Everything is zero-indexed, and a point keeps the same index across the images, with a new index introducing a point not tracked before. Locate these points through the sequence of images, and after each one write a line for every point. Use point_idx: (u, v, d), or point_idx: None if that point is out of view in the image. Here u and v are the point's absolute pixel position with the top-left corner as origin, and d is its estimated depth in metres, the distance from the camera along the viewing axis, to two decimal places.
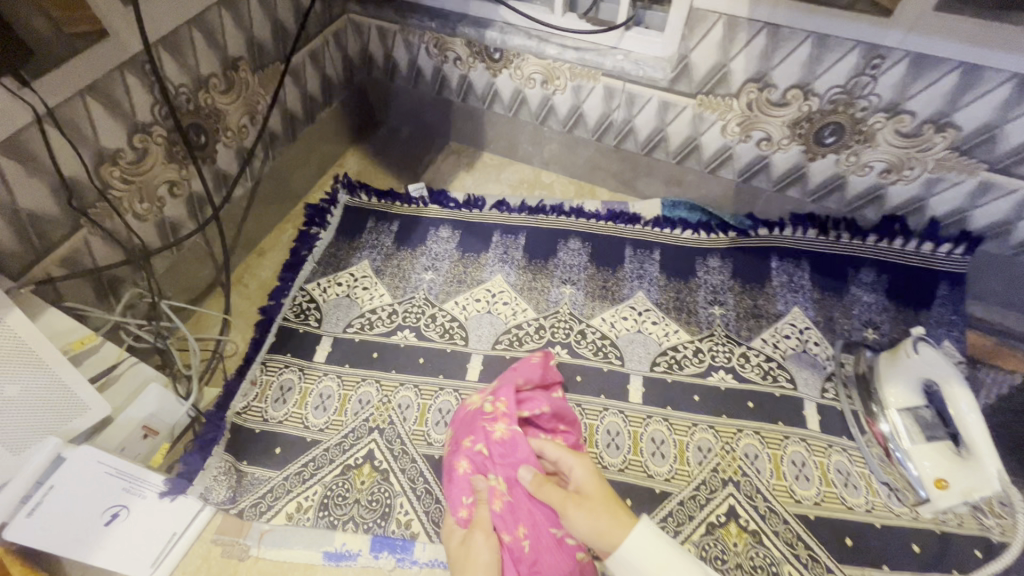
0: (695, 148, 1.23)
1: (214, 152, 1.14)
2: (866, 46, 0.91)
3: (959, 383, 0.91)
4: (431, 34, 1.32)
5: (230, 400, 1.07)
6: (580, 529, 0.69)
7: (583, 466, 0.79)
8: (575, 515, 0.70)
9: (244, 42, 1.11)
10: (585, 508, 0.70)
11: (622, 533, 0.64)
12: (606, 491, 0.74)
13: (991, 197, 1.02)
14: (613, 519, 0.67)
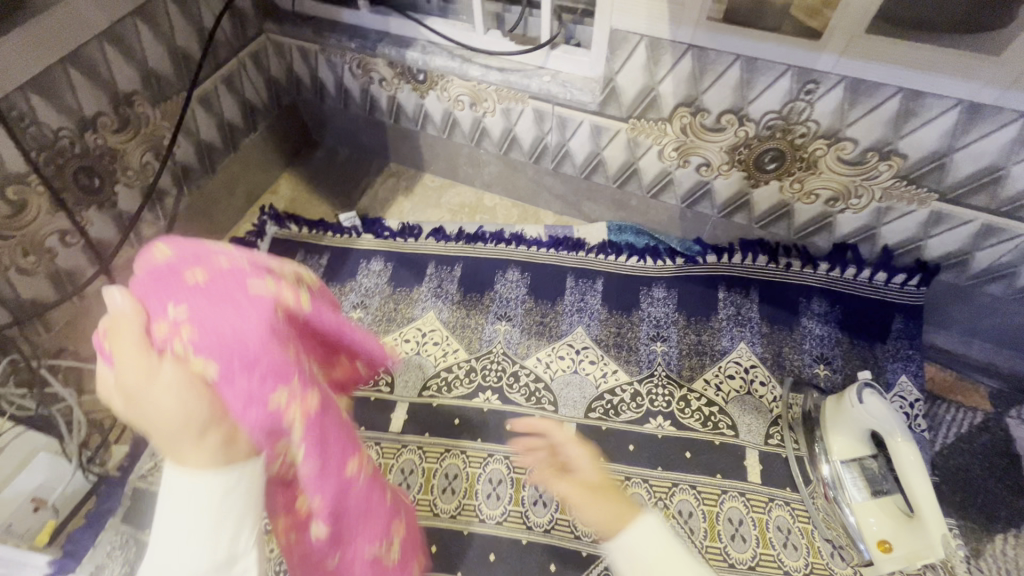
0: (634, 173, 1.14)
1: (113, 194, 1.06)
2: (797, 70, 0.82)
3: (905, 439, 0.85)
4: (353, 54, 1.22)
5: (135, 462, 1.00)
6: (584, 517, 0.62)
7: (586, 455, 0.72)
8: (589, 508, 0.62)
9: (137, 74, 1.01)
10: (590, 503, 0.63)
11: (632, 518, 0.59)
12: (608, 480, 0.69)
13: (945, 227, 0.94)
14: (617, 503, 0.62)
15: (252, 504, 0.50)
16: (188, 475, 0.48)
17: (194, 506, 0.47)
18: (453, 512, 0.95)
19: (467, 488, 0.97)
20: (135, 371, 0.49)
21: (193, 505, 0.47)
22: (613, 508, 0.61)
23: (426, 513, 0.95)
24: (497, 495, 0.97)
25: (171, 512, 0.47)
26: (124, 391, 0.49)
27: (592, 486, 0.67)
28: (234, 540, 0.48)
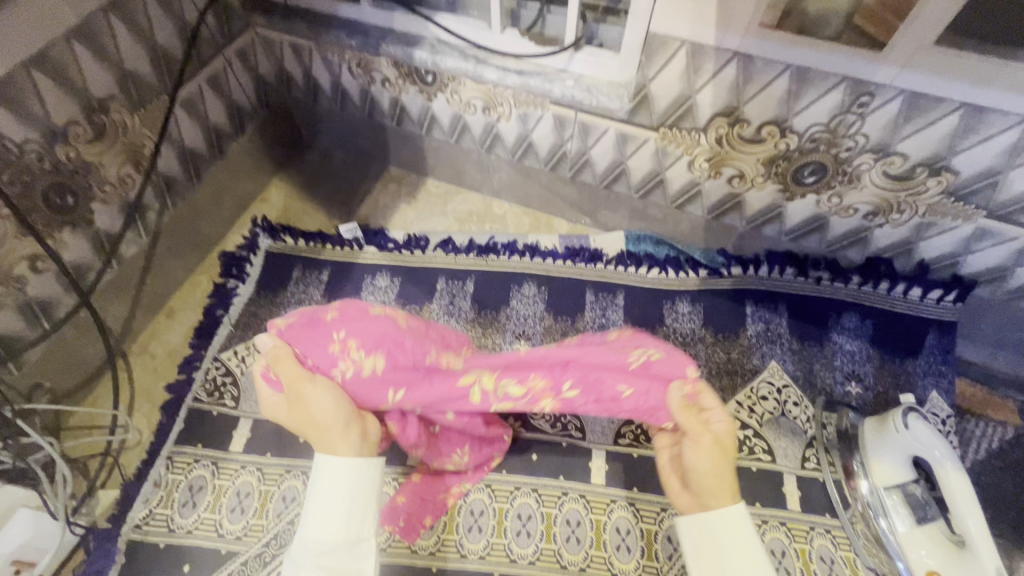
0: (660, 183, 1.08)
1: (90, 212, 0.95)
2: (853, 82, 0.77)
3: (953, 467, 0.82)
4: (352, 53, 1.12)
5: (128, 510, 0.91)
6: (693, 459, 0.65)
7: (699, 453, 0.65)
8: (697, 456, 0.65)
9: (114, 78, 0.90)
10: (699, 462, 0.65)
11: (719, 505, 0.61)
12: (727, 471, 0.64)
13: (988, 243, 0.92)
14: (720, 483, 0.63)
15: (375, 492, 0.61)
16: (337, 459, 0.60)
17: (336, 487, 0.59)
18: (481, 552, 0.89)
19: (495, 524, 0.91)
20: (316, 399, 0.64)
21: (339, 482, 0.59)
22: (709, 485, 0.63)
23: (453, 554, 0.89)
24: (528, 532, 0.91)
25: (324, 486, 0.59)
26: (303, 418, 0.64)
27: (699, 478, 0.64)
28: (362, 519, 0.59)
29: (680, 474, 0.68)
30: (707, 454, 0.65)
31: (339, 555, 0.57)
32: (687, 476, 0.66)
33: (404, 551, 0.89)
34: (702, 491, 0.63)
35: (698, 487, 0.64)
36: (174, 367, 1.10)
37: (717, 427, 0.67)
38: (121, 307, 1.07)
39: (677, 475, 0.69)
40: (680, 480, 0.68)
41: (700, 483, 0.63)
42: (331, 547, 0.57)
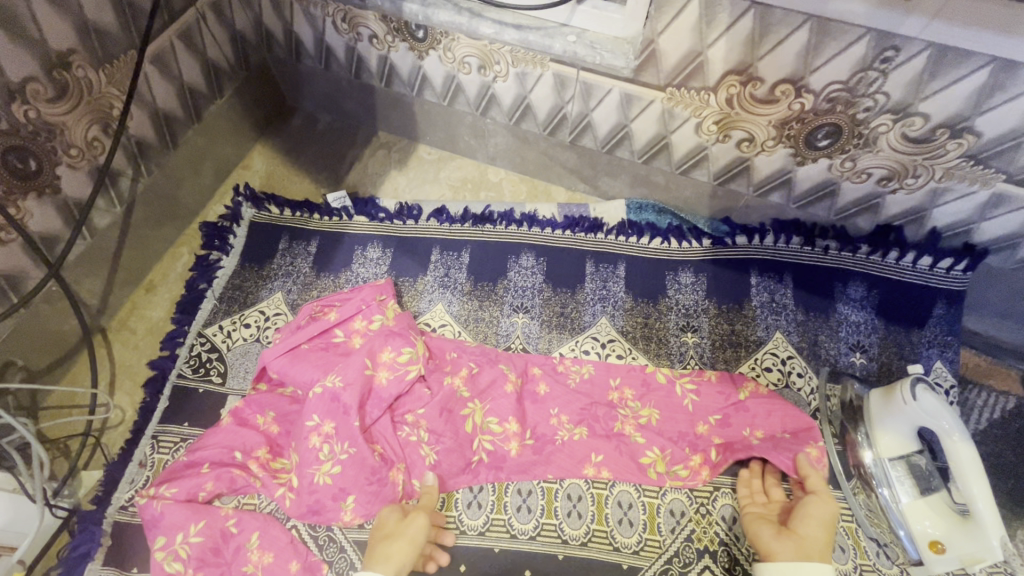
0: (664, 148, 1.03)
1: (56, 178, 0.88)
2: (878, 34, 0.71)
3: (962, 439, 0.79)
4: (337, 5, 1.04)
5: (115, 491, 0.89)
6: (815, 510, 0.80)
7: (821, 510, 0.80)
8: (816, 512, 0.80)
9: (75, 30, 0.82)
10: (809, 519, 0.79)
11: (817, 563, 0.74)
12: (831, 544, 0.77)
13: (1003, 210, 0.89)
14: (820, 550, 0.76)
15: None
16: None
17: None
18: (480, 528, 0.88)
19: (495, 501, 0.90)
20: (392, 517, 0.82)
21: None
22: (812, 546, 0.76)
23: (453, 531, 0.88)
24: (528, 508, 0.89)
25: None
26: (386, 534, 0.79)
27: (807, 530, 0.78)
28: None
29: (770, 525, 0.81)
30: (820, 521, 0.79)
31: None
32: (792, 528, 0.79)
33: None
34: (807, 547, 0.76)
35: (799, 532, 0.78)
36: (157, 344, 1.06)
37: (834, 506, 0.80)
38: (98, 280, 1.02)
39: (768, 521, 0.82)
40: (775, 531, 0.79)
41: (795, 543, 0.76)
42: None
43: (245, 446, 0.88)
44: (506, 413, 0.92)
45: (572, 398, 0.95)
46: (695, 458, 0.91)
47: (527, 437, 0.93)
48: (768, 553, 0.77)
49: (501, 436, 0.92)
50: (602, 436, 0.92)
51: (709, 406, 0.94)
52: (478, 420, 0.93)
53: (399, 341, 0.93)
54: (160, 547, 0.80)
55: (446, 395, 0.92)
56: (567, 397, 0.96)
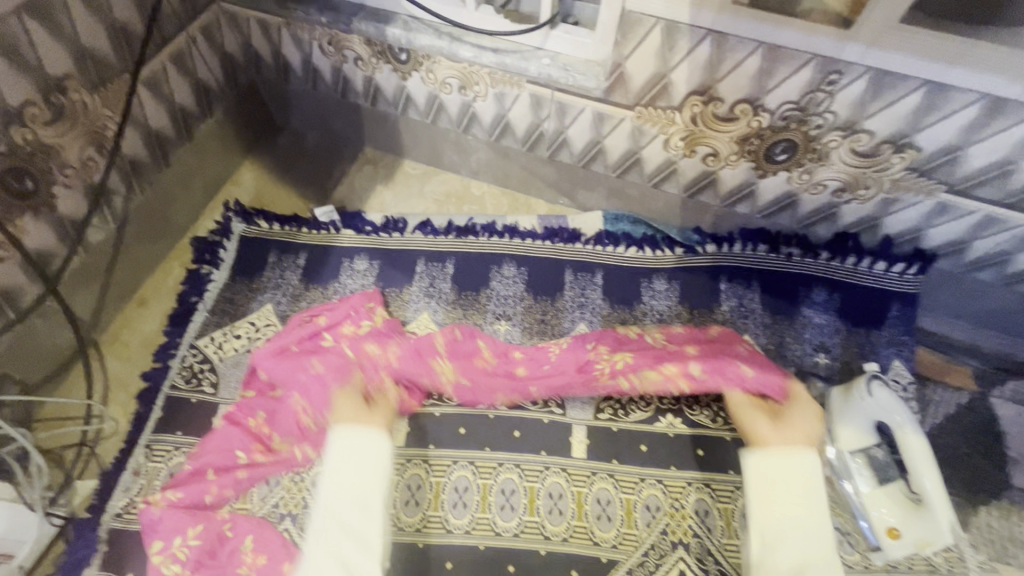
0: (636, 162, 1.09)
1: (52, 197, 0.92)
2: (822, 59, 0.78)
3: (913, 431, 0.87)
4: (323, 30, 1.09)
5: (110, 499, 0.91)
6: (806, 419, 0.91)
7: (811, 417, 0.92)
8: (803, 417, 0.92)
9: (72, 56, 0.86)
10: (799, 418, 0.92)
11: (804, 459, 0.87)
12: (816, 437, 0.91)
13: (948, 217, 0.96)
14: (803, 439, 0.89)
15: None
16: None
17: (353, 449, 0.87)
18: (466, 527, 0.92)
19: (479, 500, 0.93)
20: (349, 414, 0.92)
21: (369, 460, 0.86)
22: (799, 436, 0.89)
23: (439, 530, 0.91)
24: (511, 506, 0.93)
25: (338, 451, 0.86)
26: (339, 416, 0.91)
27: (792, 424, 0.91)
28: None
29: (765, 418, 0.93)
30: (810, 420, 0.92)
31: (323, 516, 0.82)
32: (781, 422, 0.92)
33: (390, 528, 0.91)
34: (794, 436, 0.89)
35: (788, 424, 0.91)
36: (149, 356, 1.09)
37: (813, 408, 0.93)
38: (91, 296, 1.05)
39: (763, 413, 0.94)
40: (771, 424, 0.91)
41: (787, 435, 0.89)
42: (332, 541, 0.80)
43: (242, 443, 0.93)
44: (478, 371, 1.01)
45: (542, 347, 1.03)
46: (672, 367, 0.98)
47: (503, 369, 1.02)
48: (757, 441, 0.90)
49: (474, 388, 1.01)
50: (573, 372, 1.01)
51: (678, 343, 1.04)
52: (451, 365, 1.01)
53: (386, 338, 1.02)
54: (156, 552, 0.84)
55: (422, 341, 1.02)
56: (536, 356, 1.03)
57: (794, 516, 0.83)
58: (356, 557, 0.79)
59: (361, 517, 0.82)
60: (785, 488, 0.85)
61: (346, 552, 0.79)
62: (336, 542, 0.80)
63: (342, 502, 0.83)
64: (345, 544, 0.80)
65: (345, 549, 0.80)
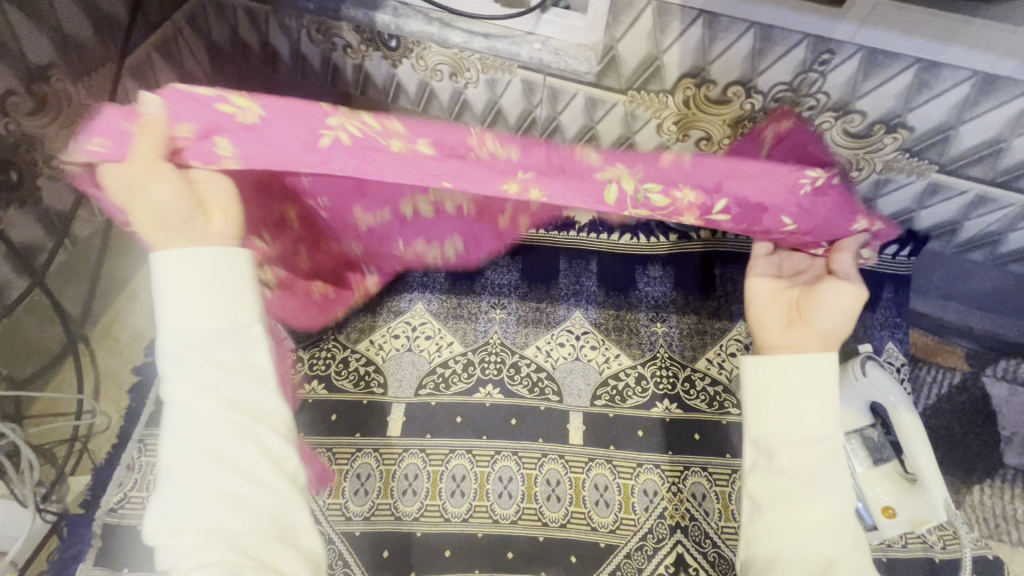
0: (629, 148, 1.09)
1: (37, 189, 0.90)
2: (814, 39, 0.78)
3: (907, 410, 0.87)
4: (311, 17, 1.07)
5: (103, 494, 0.90)
6: (835, 302, 0.71)
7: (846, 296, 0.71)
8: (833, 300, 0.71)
9: (53, 45, 0.84)
10: (824, 309, 0.72)
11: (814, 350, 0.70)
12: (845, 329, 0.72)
13: (940, 198, 0.96)
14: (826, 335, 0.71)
15: None
16: None
17: (194, 277, 0.61)
18: (464, 515, 0.91)
19: (477, 488, 0.93)
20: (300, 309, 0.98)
21: (209, 265, 0.61)
22: (812, 336, 0.71)
23: (437, 518, 0.91)
24: (509, 493, 0.93)
25: (175, 283, 0.60)
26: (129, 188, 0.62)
27: (813, 312, 0.72)
28: None
29: (782, 315, 0.76)
30: (841, 305, 0.71)
31: (182, 432, 0.59)
32: (802, 318, 0.73)
33: (388, 518, 0.91)
34: (805, 339, 0.71)
35: (811, 323, 0.72)
36: (141, 350, 1.08)
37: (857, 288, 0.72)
38: (79, 289, 1.03)
39: (785, 305, 0.77)
40: (783, 323, 0.75)
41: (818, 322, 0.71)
42: (197, 377, 0.59)
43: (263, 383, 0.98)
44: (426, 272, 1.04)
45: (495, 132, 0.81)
46: (688, 198, 0.73)
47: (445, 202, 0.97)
48: (765, 342, 0.74)
49: (379, 130, 0.68)
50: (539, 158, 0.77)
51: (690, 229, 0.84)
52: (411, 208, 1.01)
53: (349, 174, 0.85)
54: None
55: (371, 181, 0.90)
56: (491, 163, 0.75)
57: (799, 516, 0.63)
58: (252, 419, 0.61)
59: (229, 343, 0.61)
60: (796, 380, 0.68)
61: (239, 416, 0.60)
62: (210, 377, 0.60)
63: (207, 342, 0.60)
64: (231, 379, 0.61)
65: (223, 440, 0.59)
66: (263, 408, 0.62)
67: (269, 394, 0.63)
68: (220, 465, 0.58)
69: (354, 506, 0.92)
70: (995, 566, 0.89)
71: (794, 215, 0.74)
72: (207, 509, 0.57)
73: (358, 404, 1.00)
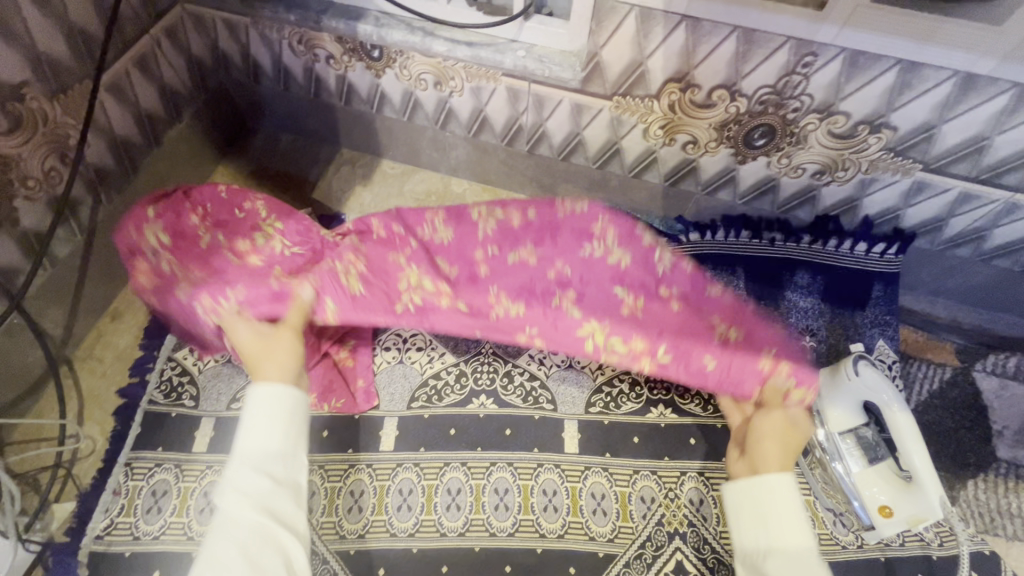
0: (616, 153, 1.08)
1: (14, 210, 0.88)
2: (796, 42, 0.78)
3: (900, 409, 0.88)
4: (292, 28, 1.06)
5: (89, 521, 0.88)
6: (765, 423, 0.84)
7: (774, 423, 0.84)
8: (765, 423, 0.84)
9: (28, 63, 0.82)
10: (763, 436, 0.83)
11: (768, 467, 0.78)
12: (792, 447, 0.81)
13: (925, 196, 0.96)
14: (779, 452, 0.80)
15: None
16: None
17: (273, 401, 0.73)
18: (460, 529, 0.90)
19: (473, 501, 0.92)
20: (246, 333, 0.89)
21: (285, 395, 0.74)
22: (763, 457, 0.80)
23: (432, 533, 0.90)
24: (505, 506, 0.92)
25: (259, 402, 0.72)
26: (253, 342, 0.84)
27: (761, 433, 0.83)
28: None
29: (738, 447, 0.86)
30: (773, 429, 0.83)
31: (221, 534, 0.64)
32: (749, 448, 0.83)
33: (382, 535, 0.90)
34: (756, 460, 0.80)
35: (753, 455, 0.81)
36: (125, 371, 1.06)
37: (783, 414, 0.84)
38: (61, 310, 1.01)
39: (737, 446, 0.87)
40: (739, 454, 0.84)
41: (767, 454, 0.80)
42: (249, 486, 0.66)
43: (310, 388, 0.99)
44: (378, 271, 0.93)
45: (521, 274, 0.92)
46: (640, 341, 0.88)
47: (461, 305, 0.92)
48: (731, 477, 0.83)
49: (432, 292, 0.92)
50: (539, 312, 0.90)
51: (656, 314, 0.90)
52: (412, 279, 0.92)
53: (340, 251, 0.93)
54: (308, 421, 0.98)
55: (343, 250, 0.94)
56: (519, 321, 0.92)
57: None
58: (282, 531, 0.66)
59: (284, 460, 0.70)
60: (768, 504, 0.75)
61: (273, 526, 0.65)
62: (260, 487, 0.66)
63: (269, 454, 0.69)
64: (276, 493, 0.67)
65: (253, 541, 0.64)
66: (291, 522, 0.68)
67: (300, 511, 0.69)
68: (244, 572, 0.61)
69: (348, 525, 0.91)
70: (993, 562, 0.89)
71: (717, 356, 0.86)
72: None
73: (349, 420, 0.99)
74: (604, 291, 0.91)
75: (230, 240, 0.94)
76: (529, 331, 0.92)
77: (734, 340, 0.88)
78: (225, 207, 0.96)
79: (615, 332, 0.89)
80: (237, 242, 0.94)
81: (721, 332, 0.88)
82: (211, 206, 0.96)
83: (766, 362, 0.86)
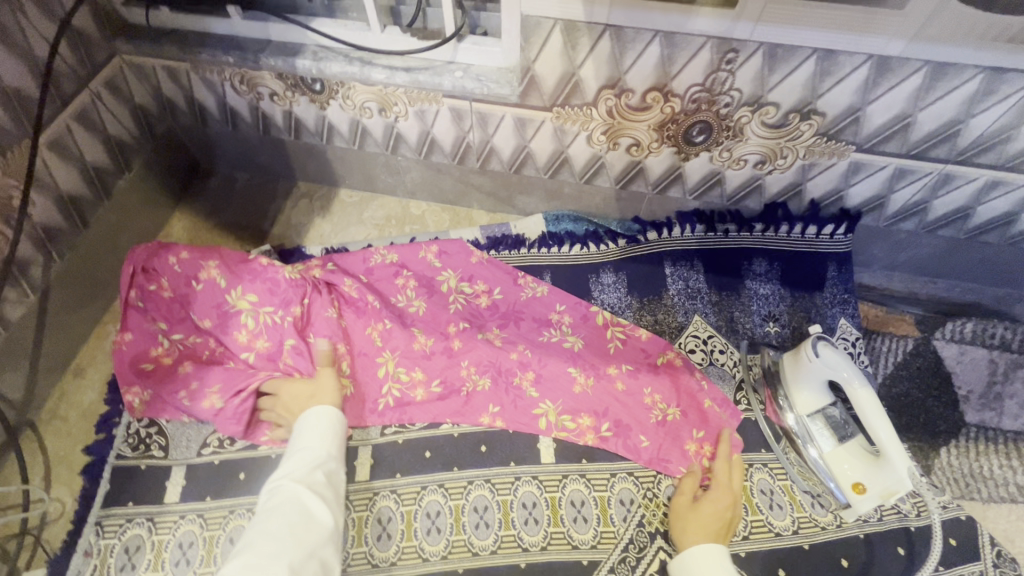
0: (565, 161, 1.10)
1: None
2: (718, 40, 0.81)
3: (861, 385, 0.87)
4: (233, 69, 1.07)
5: None
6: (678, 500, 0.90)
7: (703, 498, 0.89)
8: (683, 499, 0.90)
9: None
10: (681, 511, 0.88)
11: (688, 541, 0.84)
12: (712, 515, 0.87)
13: (864, 175, 0.99)
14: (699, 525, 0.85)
15: None
16: None
17: (319, 426, 0.88)
18: (443, 552, 0.89)
19: (452, 522, 0.91)
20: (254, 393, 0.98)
21: (331, 424, 0.89)
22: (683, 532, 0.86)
23: (414, 559, 0.89)
24: (486, 523, 0.91)
25: (310, 425, 0.88)
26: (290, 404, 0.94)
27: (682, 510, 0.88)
28: None
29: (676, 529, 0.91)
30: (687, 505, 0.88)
31: (273, 503, 0.76)
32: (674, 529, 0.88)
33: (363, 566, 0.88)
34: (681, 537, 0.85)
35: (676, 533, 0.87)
36: (91, 428, 1.04)
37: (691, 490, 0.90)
38: (19, 374, 1.00)
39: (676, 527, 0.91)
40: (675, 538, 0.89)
41: (689, 524, 0.86)
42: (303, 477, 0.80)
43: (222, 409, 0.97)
44: (360, 336, 1.05)
45: (488, 354, 1.04)
46: (587, 419, 0.99)
47: (433, 384, 1.02)
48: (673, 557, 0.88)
49: (408, 383, 1.02)
50: (501, 391, 1.01)
51: (603, 385, 1.02)
52: (390, 368, 1.03)
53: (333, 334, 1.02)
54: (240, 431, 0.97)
55: (329, 325, 1.02)
56: (480, 397, 1.01)
57: None
58: (322, 513, 0.77)
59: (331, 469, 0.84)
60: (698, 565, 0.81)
61: (315, 510, 0.77)
62: (310, 474, 0.81)
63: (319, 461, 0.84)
64: (322, 487, 0.80)
65: (298, 517, 0.75)
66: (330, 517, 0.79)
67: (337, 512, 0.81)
68: (286, 532, 0.72)
69: None
70: (969, 527, 0.90)
71: (648, 435, 0.98)
72: (273, 563, 0.68)
73: None
74: (560, 371, 1.03)
75: (197, 315, 1.02)
76: (492, 409, 1.00)
77: (672, 421, 0.99)
78: (181, 281, 1.03)
79: (565, 410, 1.00)
80: (232, 334, 1.01)
81: (657, 412, 1.00)
82: (169, 281, 1.04)
83: (691, 444, 0.97)
